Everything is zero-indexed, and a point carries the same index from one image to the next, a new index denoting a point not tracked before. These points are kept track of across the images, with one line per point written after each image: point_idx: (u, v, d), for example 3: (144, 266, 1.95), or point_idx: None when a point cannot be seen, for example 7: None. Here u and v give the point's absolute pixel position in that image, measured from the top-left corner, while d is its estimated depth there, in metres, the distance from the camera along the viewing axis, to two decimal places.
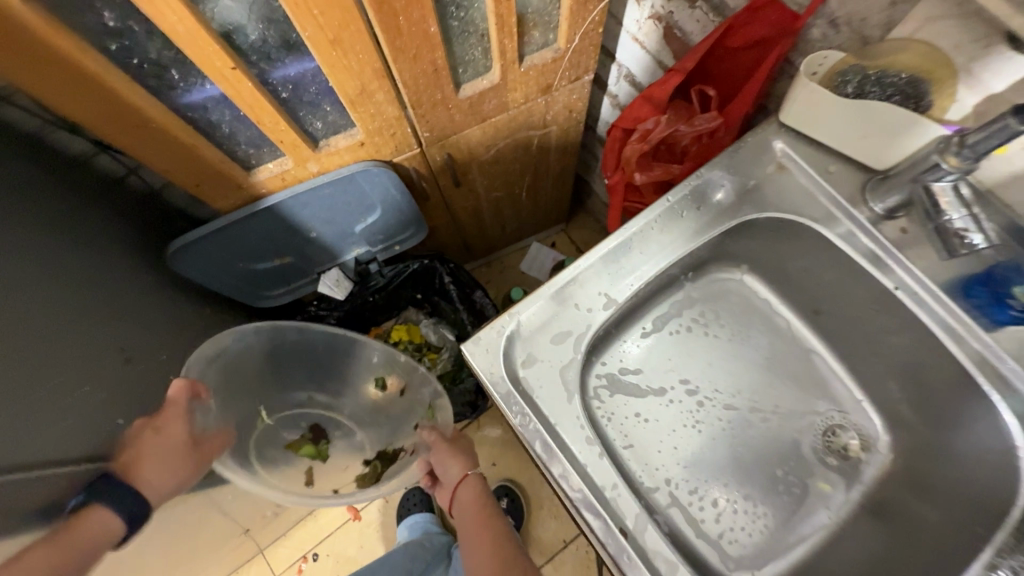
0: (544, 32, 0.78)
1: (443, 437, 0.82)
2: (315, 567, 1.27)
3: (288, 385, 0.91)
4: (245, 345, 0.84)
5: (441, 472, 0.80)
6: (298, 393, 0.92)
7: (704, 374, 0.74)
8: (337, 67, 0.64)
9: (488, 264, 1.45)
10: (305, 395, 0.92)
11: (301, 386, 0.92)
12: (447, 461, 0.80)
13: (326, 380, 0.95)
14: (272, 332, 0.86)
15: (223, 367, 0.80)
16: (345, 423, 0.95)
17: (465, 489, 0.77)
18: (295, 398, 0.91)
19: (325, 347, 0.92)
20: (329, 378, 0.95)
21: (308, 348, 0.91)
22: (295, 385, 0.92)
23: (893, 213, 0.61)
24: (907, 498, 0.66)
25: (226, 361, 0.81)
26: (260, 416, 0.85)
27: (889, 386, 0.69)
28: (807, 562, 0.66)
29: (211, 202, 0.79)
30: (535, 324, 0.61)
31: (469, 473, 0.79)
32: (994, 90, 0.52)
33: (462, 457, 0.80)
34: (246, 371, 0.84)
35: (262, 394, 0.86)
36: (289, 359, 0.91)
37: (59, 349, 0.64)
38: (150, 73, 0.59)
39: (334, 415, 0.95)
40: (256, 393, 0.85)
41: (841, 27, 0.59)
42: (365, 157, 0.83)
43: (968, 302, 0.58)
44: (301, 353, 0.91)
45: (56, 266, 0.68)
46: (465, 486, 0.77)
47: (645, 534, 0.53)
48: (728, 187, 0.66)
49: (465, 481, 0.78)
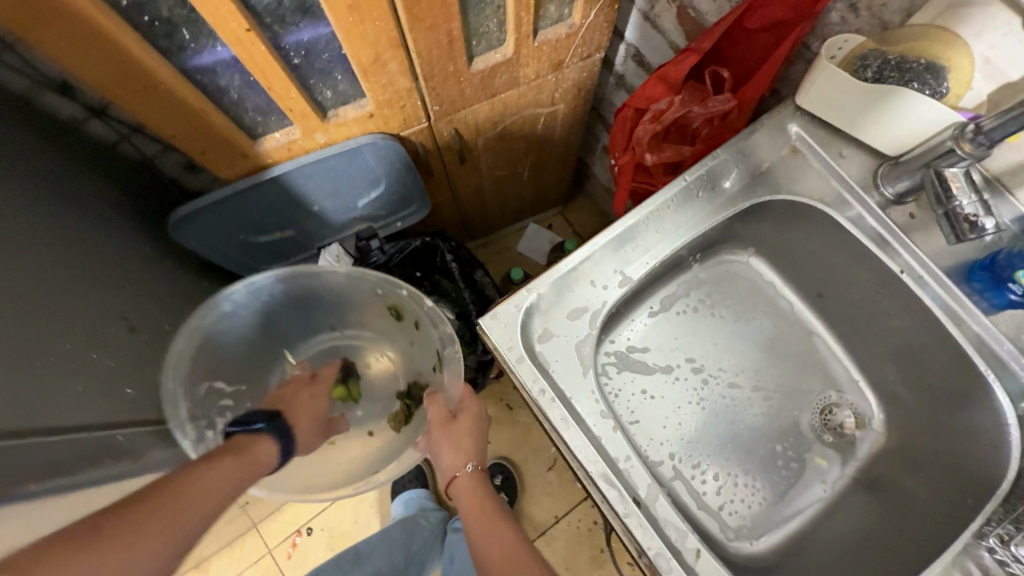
0: (559, 7, 0.77)
1: (440, 423, 0.76)
2: (309, 541, 1.25)
3: (310, 331, 0.99)
4: (245, 321, 0.87)
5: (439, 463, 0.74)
6: (320, 333, 1.00)
7: (708, 352, 0.76)
8: (352, 34, 0.63)
9: (486, 244, 1.45)
10: (329, 329, 1.00)
11: (320, 328, 0.99)
12: (444, 448, 0.74)
13: (343, 319, 0.98)
14: (266, 305, 0.88)
15: (218, 347, 0.85)
16: (372, 352, 1.01)
17: (462, 483, 0.70)
18: (319, 337, 1.00)
19: (328, 295, 0.92)
20: (344, 317, 0.98)
21: (312, 299, 0.92)
22: (317, 325, 0.99)
23: (903, 198, 0.63)
24: (898, 473, 0.69)
25: (230, 338, 0.87)
26: (287, 360, 0.97)
27: (885, 367, 0.71)
28: (802, 533, 0.69)
29: (216, 170, 0.77)
30: (551, 299, 0.61)
31: (466, 466, 0.71)
32: (1009, 79, 0.54)
33: (460, 451, 0.73)
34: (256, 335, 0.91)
35: (280, 344, 0.96)
36: (297, 306, 0.93)
37: (65, 316, 0.63)
38: (161, 32, 0.57)
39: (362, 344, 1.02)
40: (279, 339, 0.96)
41: (861, 11, 0.59)
42: (374, 129, 0.81)
43: (970, 286, 0.60)
44: (309, 304, 0.93)
45: (55, 231, 0.66)
46: (462, 479, 0.70)
47: (656, 503, 0.55)
48: (740, 170, 0.66)
49: (464, 472, 0.71)
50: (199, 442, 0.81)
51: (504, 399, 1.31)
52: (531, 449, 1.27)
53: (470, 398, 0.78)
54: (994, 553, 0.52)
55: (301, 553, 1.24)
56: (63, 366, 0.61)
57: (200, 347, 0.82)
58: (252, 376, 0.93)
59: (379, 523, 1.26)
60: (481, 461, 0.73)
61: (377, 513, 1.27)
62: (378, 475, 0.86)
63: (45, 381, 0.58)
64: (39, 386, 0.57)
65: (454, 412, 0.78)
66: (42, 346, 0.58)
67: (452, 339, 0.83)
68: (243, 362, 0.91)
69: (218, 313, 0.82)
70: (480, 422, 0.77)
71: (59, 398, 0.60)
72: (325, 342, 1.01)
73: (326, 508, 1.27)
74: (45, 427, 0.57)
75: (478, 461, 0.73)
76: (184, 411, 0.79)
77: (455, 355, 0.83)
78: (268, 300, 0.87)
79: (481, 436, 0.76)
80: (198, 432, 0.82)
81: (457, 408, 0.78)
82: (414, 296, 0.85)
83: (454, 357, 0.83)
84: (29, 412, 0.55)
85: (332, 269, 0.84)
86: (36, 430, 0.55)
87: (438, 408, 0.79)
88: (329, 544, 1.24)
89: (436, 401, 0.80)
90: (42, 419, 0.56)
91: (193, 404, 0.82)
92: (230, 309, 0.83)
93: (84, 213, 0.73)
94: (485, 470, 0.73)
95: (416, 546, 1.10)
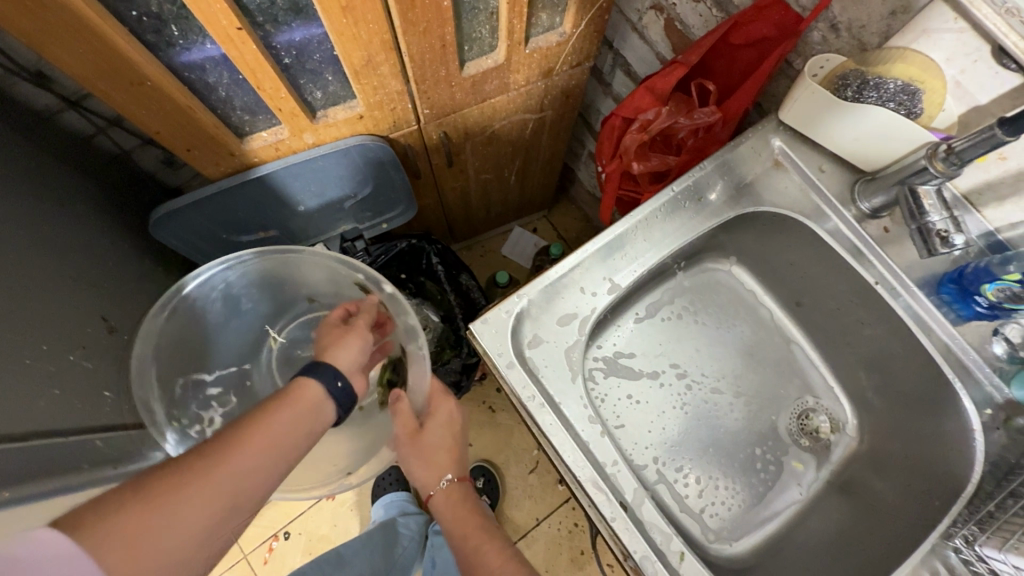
0: (550, 15, 0.78)
1: (407, 433, 0.68)
2: (286, 546, 1.23)
3: (287, 304, 0.85)
4: (209, 309, 0.79)
5: (410, 476, 0.68)
6: (298, 303, 0.85)
7: (692, 358, 0.77)
8: (345, 36, 0.62)
9: (469, 246, 1.45)
10: (306, 299, 0.85)
11: (297, 301, 0.85)
12: (417, 465, 0.67)
13: (319, 290, 0.84)
14: (228, 293, 0.79)
15: (184, 336, 0.77)
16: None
17: (441, 499, 0.67)
18: (298, 309, 0.85)
19: (293, 271, 0.81)
20: (318, 287, 0.83)
21: (282, 278, 0.82)
22: (291, 298, 0.85)
23: (878, 212, 0.66)
24: (868, 475, 0.71)
25: (199, 327, 0.79)
26: (272, 337, 0.85)
27: (856, 374, 0.74)
28: (778, 534, 0.71)
29: (199, 167, 0.76)
30: (542, 306, 0.62)
31: (444, 479, 0.67)
32: (979, 102, 0.56)
33: (428, 465, 0.67)
34: (224, 317, 0.81)
35: (256, 321, 0.85)
36: (265, 281, 0.81)
37: (43, 315, 0.61)
38: (150, 28, 0.56)
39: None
40: (254, 316, 0.84)
41: (841, 32, 0.62)
42: (363, 130, 0.81)
43: (939, 298, 0.64)
44: (279, 282, 0.83)
45: (31, 227, 0.64)
46: (440, 496, 0.67)
47: (642, 506, 0.56)
48: (724, 184, 0.68)
49: (442, 487, 0.67)
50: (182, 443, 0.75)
51: (487, 402, 1.31)
52: (513, 451, 1.27)
53: (439, 401, 0.70)
54: (960, 552, 0.55)
55: (278, 557, 1.22)
56: (42, 367, 0.60)
57: (175, 340, 0.76)
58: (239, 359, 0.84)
59: (358, 527, 1.25)
60: (461, 468, 0.69)
61: (356, 517, 1.25)
62: (352, 478, 0.79)
63: (22, 383, 0.56)
64: (15, 390, 0.55)
65: (423, 419, 0.69)
66: (19, 347, 0.57)
67: (415, 330, 0.77)
68: (215, 347, 0.81)
69: (180, 307, 0.75)
70: (453, 428, 0.69)
71: (36, 402, 0.58)
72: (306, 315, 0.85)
73: (304, 512, 1.25)
74: (24, 429, 0.56)
75: (456, 470, 0.68)
76: (158, 411, 0.73)
77: (419, 352, 0.76)
78: (232, 287, 0.79)
79: (457, 445, 0.69)
80: (181, 432, 0.76)
81: (426, 414, 0.69)
82: (371, 279, 0.78)
83: (418, 354, 0.75)
84: (9, 415, 0.54)
85: (302, 251, 0.77)
86: (13, 435, 0.54)
87: (404, 418, 0.67)
88: (306, 548, 1.22)
89: (403, 406, 0.68)
90: (20, 422, 0.55)
91: (168, 403, 0.75)
92: (190, 303, 0.76)
93: (62, 208, 0.71)
94: (465, 478, 0.69)
95: (397, 551, 1.10)
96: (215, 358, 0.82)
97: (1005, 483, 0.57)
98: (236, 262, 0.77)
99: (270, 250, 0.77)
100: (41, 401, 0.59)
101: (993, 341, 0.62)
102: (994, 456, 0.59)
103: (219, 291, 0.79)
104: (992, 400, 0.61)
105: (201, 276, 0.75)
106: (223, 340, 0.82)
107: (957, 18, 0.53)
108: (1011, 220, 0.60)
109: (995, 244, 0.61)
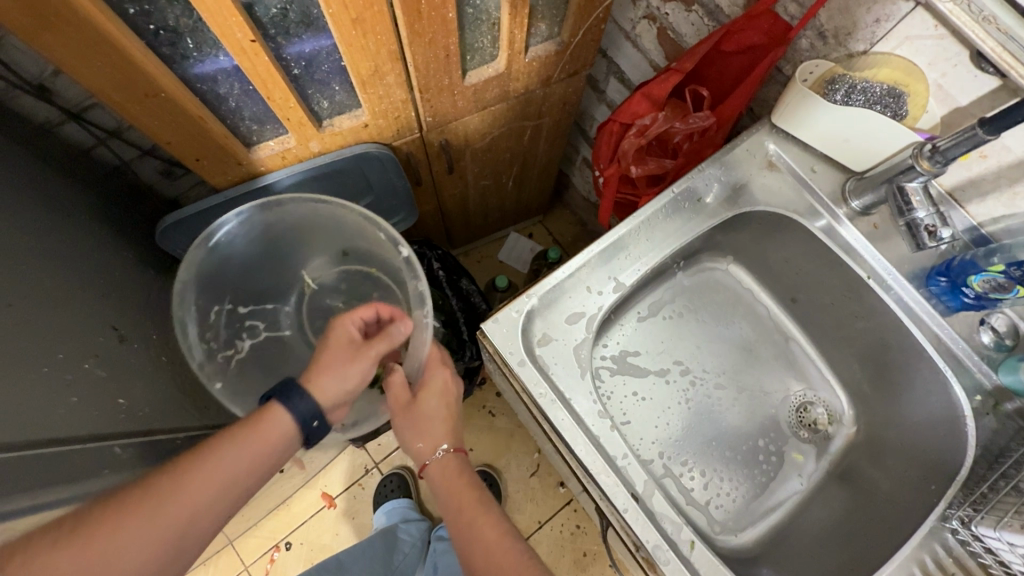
0: (549, 25, 0.81)
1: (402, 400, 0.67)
2: (287, 557, 1.22)
3: (317, 248, 0.83)
4: (243, 254, 0.77)
5: (404, 446, 0.68)
6: (330, 255, 0.83)
7: (694, 354, 0.79)
8: (354, 47, 0.64)
9: (467, 252, 1.46)
10: (339, 253, 0.83)
11: (329, 249, 0.83)
12: (412, 435, 0.67)
13: (351, 243, 0.81)
14: (264, 232, 0.77)
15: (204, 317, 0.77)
16: (382, 279, 0.81)
17: (435, 469, 0.66)
18: (328, 260, 0.84)
19: (328, 224, 0.78)
20: (352, 240, 0.80)
21: (314, 227, 0.79)
22: (322, 249, 0.83)
23: (867, 210, 0.69)
24: (865, 465, 0.74)
25: (231, 267, 0.77)
26: (305, 281, 0.84)
27: (848, 364, 0.77)
28: (782, 524, 0.74)
29: (207, 177, 0.77)
30: (550, 306, 0.64)
31: (439, 449, 0.66)
32: (960, 104, 0.60)
33: (427, 433, 0.66)
34: (257, 260, 0.80)
35: (289, 268, 0.83)
36: (296, 229, 0.79)
37: (57, 324, 0.62)
38: (166, 41, 0.58)
39: (373, 271, 0.82)
40: (289, 262, 0.83)
41: (829, 38, 0.64)
42: (368, 139, 0.83)
43: (928, 290, 0.67)
44: (308, 232, 0.80)
45: (38, 237, 0.64)
46: (434, 466, 0.65)
47: (653, 498, 0.58)
48: (718, 188, 0.71)
49: (437, 457, 0.66)
50: (209, 365, 0.75)
51: (486, 406, 1.32)
52: (513, 454, 1.28)
53: (435, 368, 0.69)
54: (957, 533, 0.57)
55: (280, 566, 1.21)
56: (57, 373, 0.60)
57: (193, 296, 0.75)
58: (271, 297, 0.83)
59: (359, 535, 1.24)
60: (456, 439, 0.68)
61: (356, 525, 1.25)
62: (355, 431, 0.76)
63: (38, 391, 0.57)
64: (33, 396, 0.56)
65: (418, 389, 0.68)
66: (33, 355, 0.57)
67: (423, 297, 0.71)
68: (247, 288, 0.81)
69: (218, 245, 0.73)
70: (447, 399, 0.69)
71: (54, 409, 0.58)
72: (338, 266, 0.84)
73: (306, 520, 1.24)
74: (46, 438, 0.56)
75: (452, 441, 0.67)
76: (192, 335, 0.73)
77: (423, 319, 0.70)
78: (270, 229, 0.77)
79: (451, 413, 0.68)
80: (208, 352, 0.75)
81: (420, 383, 0.69)
82: (392, 240, 0.74)
83: (422, 321, 0.70)
84: (27, 422, 0.54)
85: (343, 206, 0.74)
86: (34, 441, 0.54)
87: (399, 384, 0.68)
88: (308, 558, 1.22)
89: (397, 378, 0.68)
90: (41, 428, 0.56)
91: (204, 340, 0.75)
92: (228, 242, 0.74)
93: (68, 219, 0.72)
94: (460, 449, 0.68)
95: (398, 558, 1.13)
96: (247, 296, 0.81)
97: (996, 465, 0.60)
98: (261, 208, 0.73)
99: (314, 199, 0.74)
100: (59, 410, 0.59)
101: (980, 330, 0.65)
102: (985, 441, 0.62)
103: (246, 240, 0.76)
104: (981, 386, 0.64)
105: (228, 224, 0.72)
106: (251, 285, 0.81)
107: (937, 25, 0.56)
108: (994, 216, 0.63)
109: (979, 238, 0.65)
